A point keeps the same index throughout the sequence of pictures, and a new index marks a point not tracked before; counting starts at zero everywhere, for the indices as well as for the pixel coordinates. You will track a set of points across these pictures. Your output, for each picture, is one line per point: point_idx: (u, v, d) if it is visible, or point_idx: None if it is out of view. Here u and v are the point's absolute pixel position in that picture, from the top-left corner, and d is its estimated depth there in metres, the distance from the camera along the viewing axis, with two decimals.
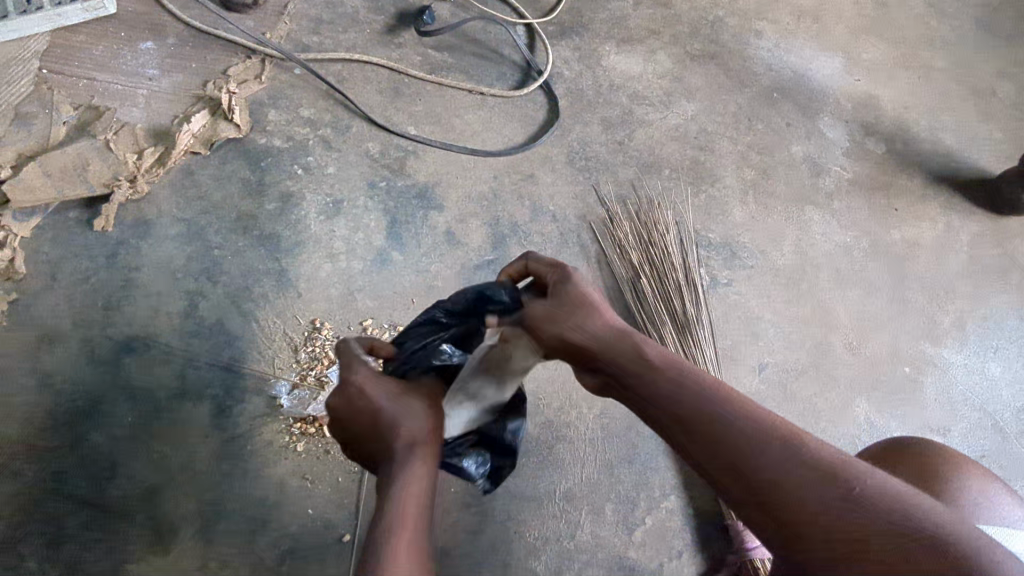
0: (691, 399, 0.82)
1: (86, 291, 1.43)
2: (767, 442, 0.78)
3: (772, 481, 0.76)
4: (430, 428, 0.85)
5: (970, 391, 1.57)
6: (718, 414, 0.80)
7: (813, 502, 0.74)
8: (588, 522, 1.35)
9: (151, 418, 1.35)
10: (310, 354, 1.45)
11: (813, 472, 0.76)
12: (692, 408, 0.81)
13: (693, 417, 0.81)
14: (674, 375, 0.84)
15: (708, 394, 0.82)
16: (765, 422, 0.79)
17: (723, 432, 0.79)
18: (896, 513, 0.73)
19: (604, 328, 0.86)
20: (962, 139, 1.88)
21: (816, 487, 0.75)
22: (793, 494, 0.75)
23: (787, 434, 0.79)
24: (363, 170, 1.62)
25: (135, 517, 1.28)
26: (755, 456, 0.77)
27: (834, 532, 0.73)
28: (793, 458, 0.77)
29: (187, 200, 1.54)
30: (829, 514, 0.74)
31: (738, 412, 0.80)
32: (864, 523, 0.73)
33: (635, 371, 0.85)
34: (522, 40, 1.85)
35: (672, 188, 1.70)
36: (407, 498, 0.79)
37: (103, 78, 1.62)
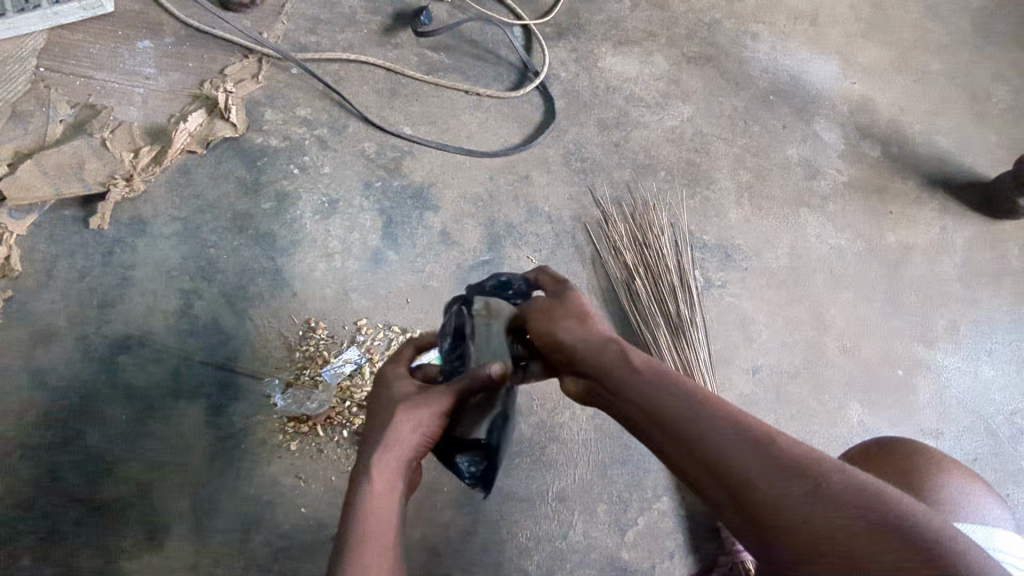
0: (666, 397, 0.85)
1: (81, 289, 1.44)
2: (736, 438, 0.78)
3: (740, 475, 0.75)
4: (403, 445, 0.92)
5: (962, 393, 1.57)
6: (690, 413, 0.82)
7: (781, 494, 0.73)
8: (581, 523, 1.36)
9: (145, 417, 1.36)
10: (304, 353, 1.45)
11: (780, 466, 0.75)
12: (667, 407, 0.84)
13: (667, 415, 0.84)
14: (653, 376, 0.88)
15: (683, 395, 0.85)
16: (737, 420, 0.80)
17: (693, 429, 0.81)
18: (870, 509, 0.70)
19: (589, 334, 0.96)
20: (957, 142, 1.89)
21: (784, 479, 0.73)
22: (761, 489, 0.74)
23: (758, 431, 0.79)
24: (359, 170, 1.62)
25: (129, 515, 1.29)
26: (726, 452, 0.77)
27: (800, 526, 0.70)
28: (762, 454, 0.76)
29: (183, 199, 1.54)
30: (798, 507, 0.71)
31: (711, 410, 0.82)
32: (835, 518, 0.69)
33: (615, 370, 0.91)
34: (519, 41, 1.85)
35: (667, 190, 1.70)
36: (367, 511, 0.86)
37: (100, 76, 1.62)
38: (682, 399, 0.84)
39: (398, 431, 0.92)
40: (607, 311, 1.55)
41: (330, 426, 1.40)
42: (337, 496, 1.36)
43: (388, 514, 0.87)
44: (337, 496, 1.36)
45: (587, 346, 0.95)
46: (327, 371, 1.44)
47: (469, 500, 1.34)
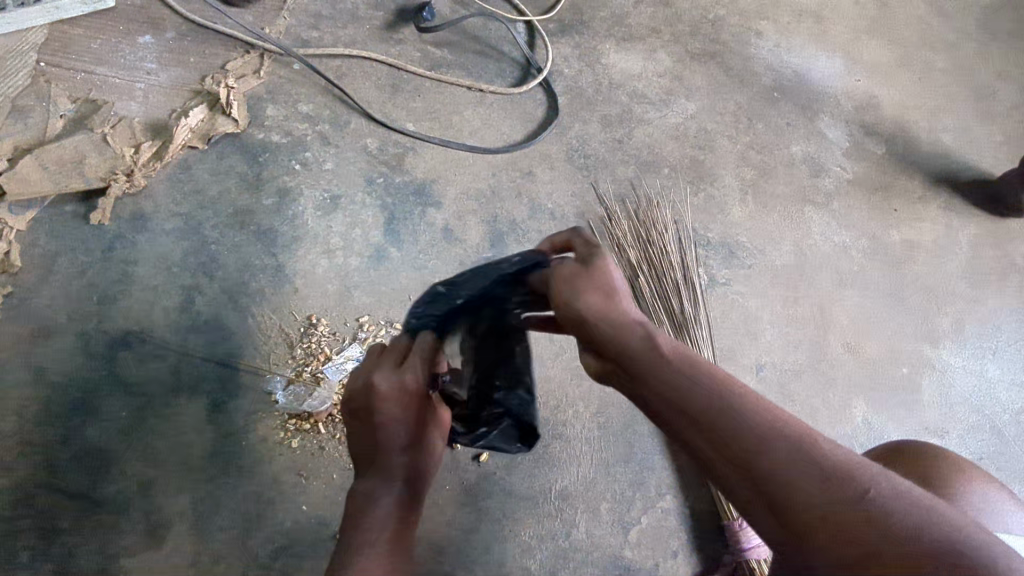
0: (702, 390, 0.79)
1: (82, 285, 1.43)
2: (782, 444, 0.74)
3: (789, 481, 0.72)
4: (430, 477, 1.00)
5: (969, 393, 1.56)
6: (732, 414, 0.77)
7: (833, 512, 0.71)
8: (584, 521, 1.35)
9: (146, 414, 1.35)
10: (306, 350, 1.44)
11: (827, 476, 0.73)
12: (708, 406, 0.78)
13: (706, 411, 0.78)
14: (687, 368, 0.81)
15: (724, 390, 0.79)
16: (781, 422, 0.76)
17: (741, 434, 0.75)
18: (918, 530, 0.70)
19: (612, 313, 0.87)
20: (963, 140, 1.88)
21: (836, 496, 0.72)
22: (811, 498, 0.72)
23: (806, 439, 0.75)
24: (361, 165, 1.61)
25: (129, 513, 1.28)
26: (772, 458, 0.74)
27: (854, 538, 0.70)
28: (811, 462, 0.73)
29: (184, 195, 1.53)
30: (848, 524, 0.70)
31: (755, 411, 0.77)
32: (884, 539, 0.69)
33: (646, 358, 0.83)
34: (521, 38, 1.84)
35: (671, 187, 1.69)
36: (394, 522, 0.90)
37: (101, 71, 1.61)
38: (724, 397, 0.78)
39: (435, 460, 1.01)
40: None
41: (332, 423, 1.40)
42: (339, 494, 1.35)
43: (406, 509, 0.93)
44: (339, 494, 1.35)
45: (610, 330, 0.86)
46: (329, 368, 1.43)
47: (471, 499, 1.33)
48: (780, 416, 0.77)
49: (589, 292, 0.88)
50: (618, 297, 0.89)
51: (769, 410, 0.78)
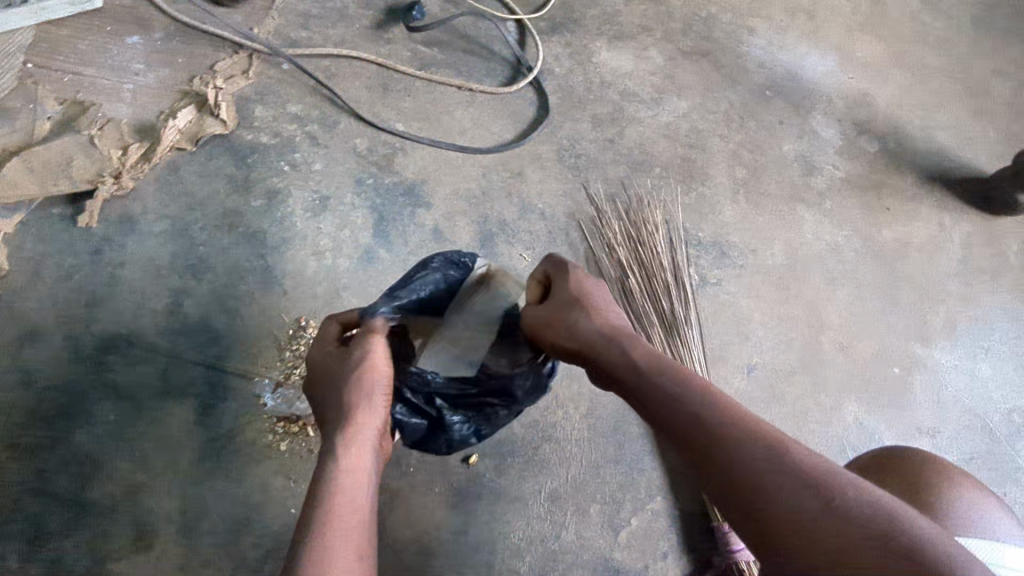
0: (677, 396, 0.87)
1: (69, 288, 1.42)
2: (746, 446, 0.79)
3: (749, 480, 0.77)
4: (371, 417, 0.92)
5: (961, 393, 1.55)
6: (707, 418, 0.83)
7: (795, 506, 0.74)
8: (574, 523, 1.35)
9: (134, 417, 1.35)
10: (294, 353, 1.44)
11: (788, 478, 0.76)
12: (683, 412, 0.85)
13: (677, 416, 0.86)
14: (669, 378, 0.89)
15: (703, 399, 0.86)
16: (749, 428, 0.81)
17: (708, 434, 0.82)
18: (882, 531, 0.70)
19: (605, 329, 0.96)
20: (956, 137, 1.87)
21: (801, 492, 0.74)
22: (770, 497, 0.75)
23: (778, 442, 0.79)
24: (351, 166, 1.61)
25: (117, 516, 1.28)
26: (734, 457, 0.79)
27: (808, 536, 0.72)
28: (772, 464, 0.77)
29: (172, 196, 1.53)
30: (805, 516, 0.73)
31: (726, 420, 0.83)
32: (844, 533, 0.70)
33: (624, 370, 0.93)
34: (512, 36, 1.83)
35: (662, 186, 1.68)
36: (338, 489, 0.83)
37: (88, 72, 1.60)
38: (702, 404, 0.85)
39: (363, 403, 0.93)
40: None
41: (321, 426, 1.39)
42: None
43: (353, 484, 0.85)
44: None
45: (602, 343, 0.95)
46: None
47: (460, 501, 1.33)
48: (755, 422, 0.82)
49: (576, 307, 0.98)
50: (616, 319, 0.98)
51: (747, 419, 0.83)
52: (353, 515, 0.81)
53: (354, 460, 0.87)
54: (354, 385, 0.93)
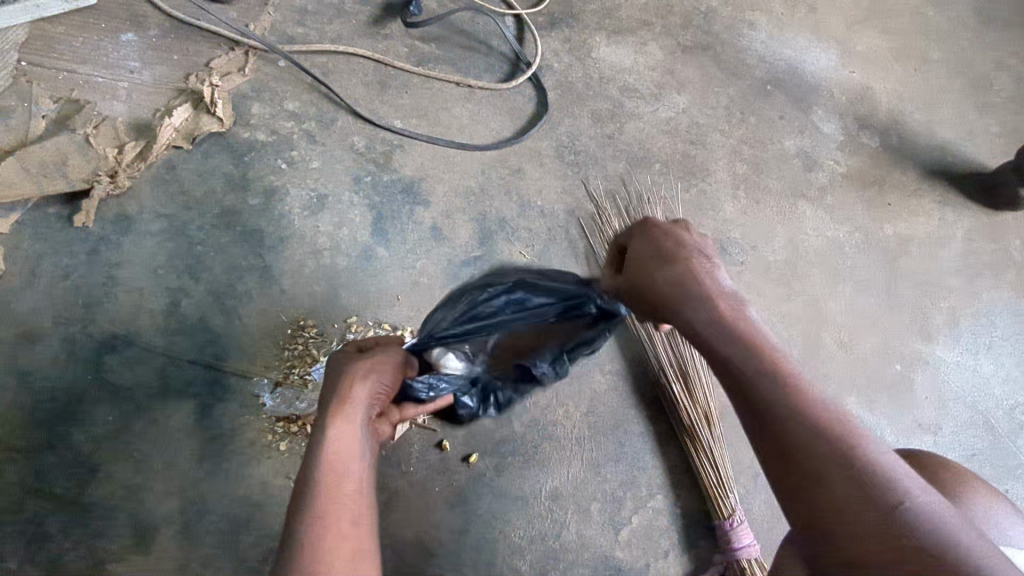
0: (752, 372, 0.82)
1: (66, 289, 1.41)
2: (808, 435, 0.76)
3: (808, 465, 0.75)
4: (360, 394, 0.87)
5: (963, 389, 1.55)
6: (772, 399, 0.79)
7: (849, 497, 0.72)
8: (574, 522, 1.34)
9: (133, 418, 1.34)
10: (293, 352, 1.43)
11: (849, 473, 0.73)
12: (754, 390, 0.81)
13: (752, 395, 0.81)
14: (734, 341, 0.84)
15: (766, 373, 0.81)
16: (819, 419, 0.77)
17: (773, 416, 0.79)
18: (936, 543, 0.68)
19: (682, 280, 0.90)
20: (958, 131, 1.86)
21: (854, 483, 0.73)
22: (829, 488, 0.73)
23: (842, 434, 0.76)
24: (348, 163, 1.60)
25: (117, 518, 1.27)
26: (796, 442, 0.76)
27: (863, 532, 0.70)
28: (833, 456, 0.74)
29: (169, 195, 1.52)
30: (862, 512, 0.71)
31: (794, 407, 0.78)
32: (890, 532, 0.69)
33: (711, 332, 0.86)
34: (510, 32, 1.82)
35: (662, 182, 1.67)
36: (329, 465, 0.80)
37: (83, 70, 1.59)
38: (764, 376, 0.81)
39: (354, 383, 0.87)
40: None
41: None
42: None
43: (343, 471, 0.80)
44: None
45: (674, 288, 0.90)
46: (317, 369, 1.42)
47: (461, 500, 1.33)
48: (821, 402, 0.78)
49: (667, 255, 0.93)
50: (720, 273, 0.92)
51: (813, 402, 0.79)
52: (341, 493, 0.78)
53: (350, 442, 0.82)
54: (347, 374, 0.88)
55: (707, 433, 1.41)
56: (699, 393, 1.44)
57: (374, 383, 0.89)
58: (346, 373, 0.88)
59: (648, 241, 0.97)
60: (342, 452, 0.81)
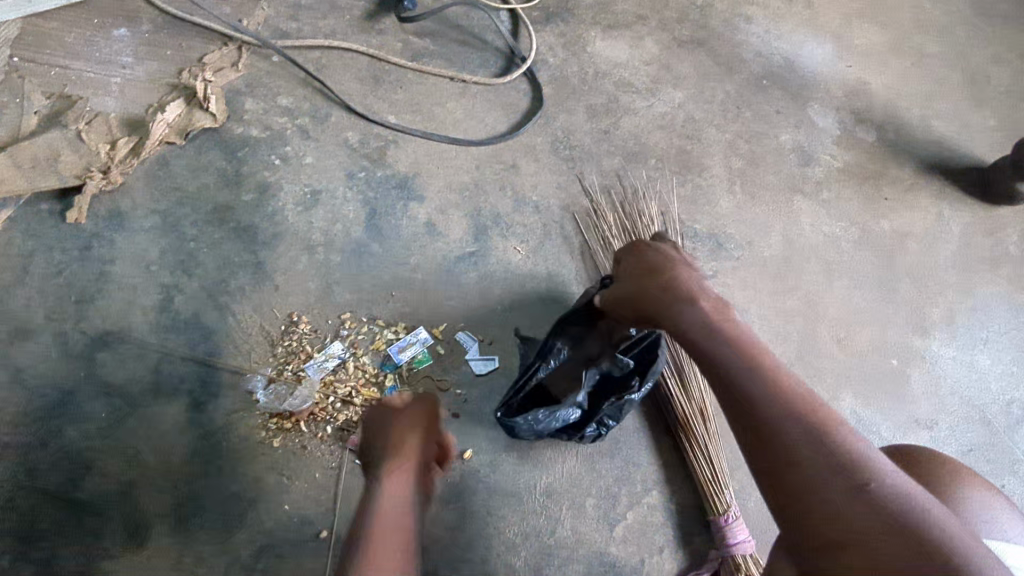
0: (727, 358, 0.85)
1: (58, 286, 1.41)
2: (787, 416, 0.77)
3: (786, 447, 0.76)
4: (407, 457, 0.95)
5: (959, 384, 1.54)
6: (751, 384, 0.81)
7: (825, 482, 0.73)
8: (569, 518, 1.34)
9: (126, 415, 1.33)
10: (287, 348, 1.42)
11: (826, 460, 0.74)
12: (732, 372, 0.83)
13: (727, 374, 0.84)
14: (715, 340, 0.88)
15: (749, 366, 0.83)
16: (797, 404, 0.78)
17: (750, 398, 0.81)
18: (914, 528, 0.68)
19: (665, 285, 0.98)
20: (955, 125, 1.85)
21: (831, 468, 0.73)
22: (805, 473, 0.74)
23: (819, 418, 0.77)
24: (342, 159, 1.59)
25: (110, 515, 1.27)
26: (775, 425, 0.77)
27: (842, 519, 0.70)
28: (811, 438, 0.75)
29: (162, 191, 1.51)
30: (837, 499, 0.71)
31: (773, 387, 0.80)
32: (865, 519, 0.69)
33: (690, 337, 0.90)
34: (504, 26, 1.81)
35: (657, 178, 1.66)
36: (380, 514, 0.86)
37: (75, 66, 1.59)
38: (749, 369, 0.83)
39: (403, 444, 0.97)
40: None
41: (314, 422, 1.37)
42: (320, 492, 1.32)
43: (394, 525, 0.85)
44: (320, 492, 1.32)
45: (659, 296, 0.97)
46: (310, 365, 1.40)
47: (455, 497, 1.32)
48: (805, 395, 0.80)
49: (651, 268, 1.03)
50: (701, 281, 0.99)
51: (788, 384, 0.81)
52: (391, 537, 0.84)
53: (396, 499, 0.89)
54: (390, 437, 0.98)
55: (702, 429, 1.39)
56: (694, 388, 1.43)
57: (417, 445, 0.98)
58: (389, 437, 0.98)
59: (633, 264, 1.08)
60: (391, 506, 0.88)
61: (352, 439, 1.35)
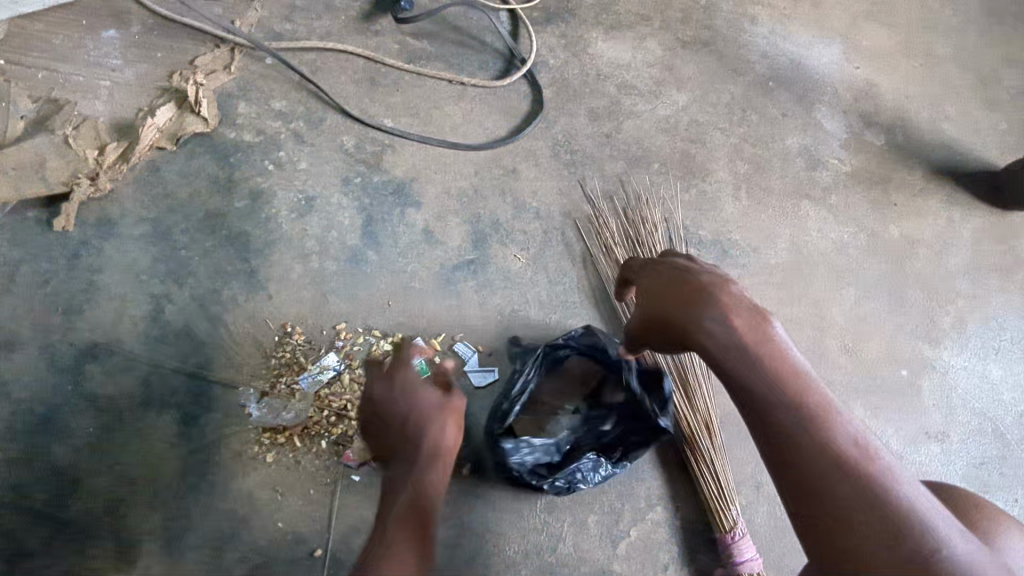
0: (765, 389, 0.83)
1: (45, 296, 1.37)
2: (825, 459, 0.78)
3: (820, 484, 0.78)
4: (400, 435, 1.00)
5: (970, 395, 1.50)
6: (788, 419, 0.81)
7: (862, 522, 0.75)
8: (571, 535, 1.30)
9: (114, 429, 1.30)
10: (280, 360, 1.38)
11: (865, 499, 0.75)
12: (771, 406, 0.82)
13: (764, 408, 0.83)
14: (754, 371, 0.85)
15: (788, 400, 0.82)
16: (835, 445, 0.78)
17: (789, 437, 0.80)
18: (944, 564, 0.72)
19: (697, 302, 0.91)
20: (965, 128, 1.81)
21: (868, 508, 0.75)
22: (842, 510, 0.76)
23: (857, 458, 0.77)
24: (338, 165, 1.55)
25: (98, 533, 1.23)
26: (813, 464, 0.78)
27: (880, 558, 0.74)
28: (850, 479, 0.76)
29: (152, 198, 1.47)
30: (875, 538, 0.74)
31: (811, 426, 0.80)
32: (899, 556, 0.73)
33: (721, 360, 0.88)
34: (504, 27, 1.77)
35: (660, 183, 1.62)
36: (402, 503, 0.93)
37: (62, 68, 1.54)
38: (796, 407, 0.81)
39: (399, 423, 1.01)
40: (597, 311, 1.49)
41: (308, 436, 1.33)
42: (315, 509, 1.28)
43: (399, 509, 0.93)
44: (315, 509, 1.28)
45: (688, 312, 0.91)
46: (304, 378, 1.36)
47: (453, 514, 1.28)
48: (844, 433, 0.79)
49: (678, 279, 0.96)
50: (735, 290, 0.92)
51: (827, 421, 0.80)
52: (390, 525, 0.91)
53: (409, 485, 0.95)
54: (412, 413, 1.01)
55: (708, 443, 1.35)
56: (700, 400, 1.39)
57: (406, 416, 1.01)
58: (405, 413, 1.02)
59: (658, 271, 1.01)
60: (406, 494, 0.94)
61: (348, 454, 1.32)
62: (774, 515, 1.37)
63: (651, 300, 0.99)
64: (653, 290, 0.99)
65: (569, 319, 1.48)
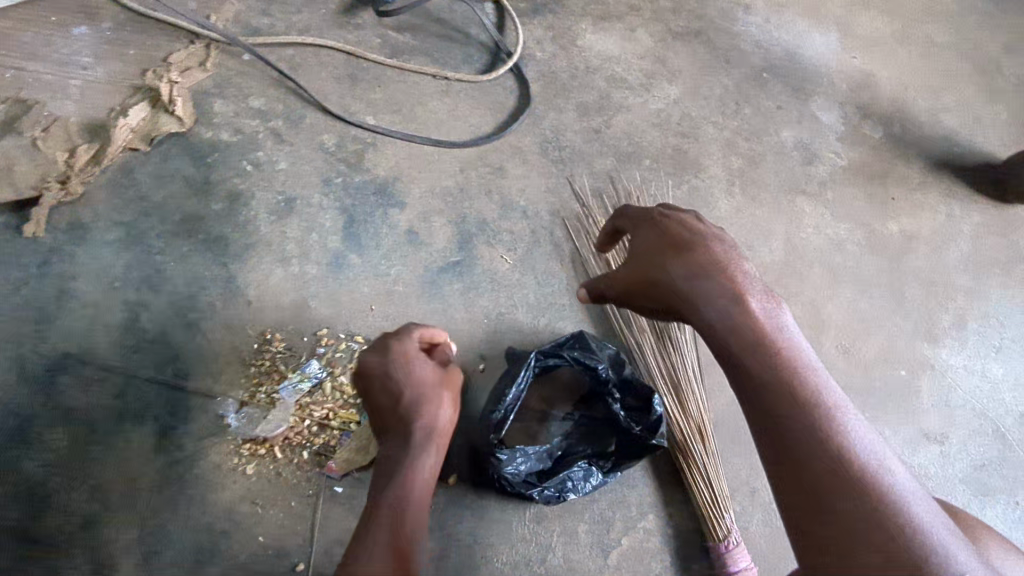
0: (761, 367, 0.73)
1: (16, 305, 1.32)
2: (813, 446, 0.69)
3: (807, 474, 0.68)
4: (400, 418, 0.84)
5: (970, 395, 1.46)
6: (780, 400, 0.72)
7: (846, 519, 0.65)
8: (561, 545, 1.26)
9: (87, 442, 1.25)
10: (260, 368, 1.34)
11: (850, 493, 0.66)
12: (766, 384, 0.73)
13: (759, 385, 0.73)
14: (752, 345, 0.74)
15: (783, 380, 0.72)
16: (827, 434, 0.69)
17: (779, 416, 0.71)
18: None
19: (700, 274, 0.78)
20: (965, 119, 1.76)
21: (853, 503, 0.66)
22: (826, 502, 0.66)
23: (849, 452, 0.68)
24: (318, 165, 1.50)
25: (70, 551, 1.18)
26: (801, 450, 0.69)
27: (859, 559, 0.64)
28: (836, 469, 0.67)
29: (125, 201, 1.42)
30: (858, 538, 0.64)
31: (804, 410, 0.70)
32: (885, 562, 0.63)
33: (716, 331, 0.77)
34: (489, 20, 1.72)
35: (652, 179, 1.57)
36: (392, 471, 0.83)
37: (31, 67, 1.49)
38: (801, 406, 0.70)
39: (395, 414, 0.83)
40: (587, 313, 1.45)
41: (289, 447, 1.29)
42: (297, 522, 1.24)
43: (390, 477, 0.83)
44: (297, 522, 1.24)
45: (686, 280, 0.79)
46: (285, 387, 1.32)
47: (439, 525, 1.24)
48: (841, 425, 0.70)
49: (679, 243, 0.83)
50: (743, 261, 0.79)
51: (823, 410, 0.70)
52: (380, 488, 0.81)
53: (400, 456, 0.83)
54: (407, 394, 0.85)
55: (700, 448, 1.32)
56: (692, 405, 1.35)
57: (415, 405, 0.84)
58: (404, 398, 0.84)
59: (656, 233, 0.87)
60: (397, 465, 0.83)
61: (330, 465, 1.27)
62: (769, 521, 1.33)
63: (644, 260, 0.86)
64: (647, 258, 0.86)
65: (558, 322, 1.43)
